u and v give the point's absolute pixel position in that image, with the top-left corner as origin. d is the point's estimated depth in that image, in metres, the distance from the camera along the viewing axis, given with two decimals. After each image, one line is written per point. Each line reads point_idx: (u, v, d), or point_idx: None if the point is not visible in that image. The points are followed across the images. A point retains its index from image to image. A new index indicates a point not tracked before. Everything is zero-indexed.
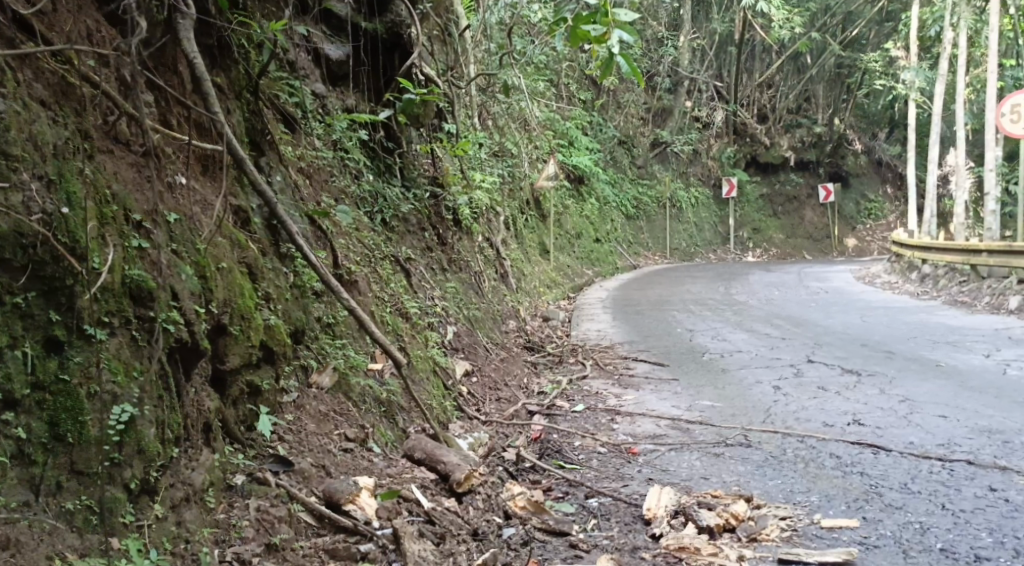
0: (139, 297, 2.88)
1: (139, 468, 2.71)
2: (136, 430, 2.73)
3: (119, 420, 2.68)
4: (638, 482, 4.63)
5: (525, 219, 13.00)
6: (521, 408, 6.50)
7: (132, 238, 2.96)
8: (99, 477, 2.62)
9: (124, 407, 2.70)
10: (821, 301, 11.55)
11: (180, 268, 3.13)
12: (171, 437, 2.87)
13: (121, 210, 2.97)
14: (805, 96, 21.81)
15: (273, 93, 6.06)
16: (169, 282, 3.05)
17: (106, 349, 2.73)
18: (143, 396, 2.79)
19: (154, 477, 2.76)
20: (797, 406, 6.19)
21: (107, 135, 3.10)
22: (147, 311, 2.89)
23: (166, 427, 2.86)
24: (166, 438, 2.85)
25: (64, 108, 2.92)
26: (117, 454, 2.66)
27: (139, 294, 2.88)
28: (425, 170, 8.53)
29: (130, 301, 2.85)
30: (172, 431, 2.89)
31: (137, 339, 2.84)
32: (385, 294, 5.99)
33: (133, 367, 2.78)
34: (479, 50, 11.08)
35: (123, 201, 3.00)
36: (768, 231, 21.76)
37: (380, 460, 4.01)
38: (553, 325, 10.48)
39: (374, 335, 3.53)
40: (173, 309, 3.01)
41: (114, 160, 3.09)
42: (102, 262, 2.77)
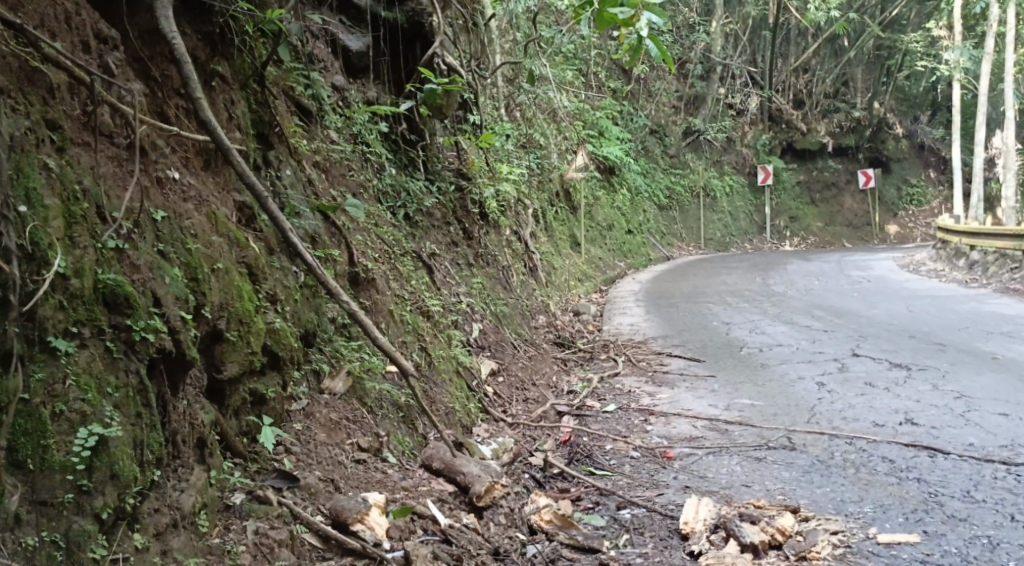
0: (114, 305, 2.66)
1: (113, 496, 2.46)
2: (108, 452, 2.48)
3: (85, 442, 2.43)
4: (674, 491, 4.32)
5: (555, 211, 12.65)
6: (550, 409, 6.22)
7: (106, 238, 2.74)
8: (65, 506, 2.36)
9: (91, 429, 2.45)
10: (864, 290, 11.11)
11: (164, 270, 2.89)
12: (153, 459, 2.64)
13: (93, 208, 2.75)
14: (843, 80, 21.33)
15: (287, 84, 5.83)
16: (150, 287, 2.81)
17: (75, 363, 2.50)
18: (116, 414, 2.54)
19: (131, 503, 2.52)
20: (843, 404, 5.83)
21: (83, 126, 2.88)
22: (123, 319, 2.67)
23: (145, 447, 2.62)
24: (146, 461, 2.61)
25: (29, 96, 2.69)
26: (87, 481, 2.41)
27: (114, 301, 2.66)
28: (450, 162, 8.27)
29: (104, 309, 2.63)
30: (153, 451, 2.65)
31: (112, 351, 2.62)
32: (405, 291, 5.73)
33: (105, 383, 2.55)
34: (505, 40, 10.87)
35: (95, 198, 2.77)
36: (806, 219, 21.08)
37: (396, 471, 3.76)
38: (584, 319, 10.17)
39: (379, 342, 3.20)
40: (154, 316, 2.78)
41: (92, 153, 2.87)
42: (68, 265, 2.56)
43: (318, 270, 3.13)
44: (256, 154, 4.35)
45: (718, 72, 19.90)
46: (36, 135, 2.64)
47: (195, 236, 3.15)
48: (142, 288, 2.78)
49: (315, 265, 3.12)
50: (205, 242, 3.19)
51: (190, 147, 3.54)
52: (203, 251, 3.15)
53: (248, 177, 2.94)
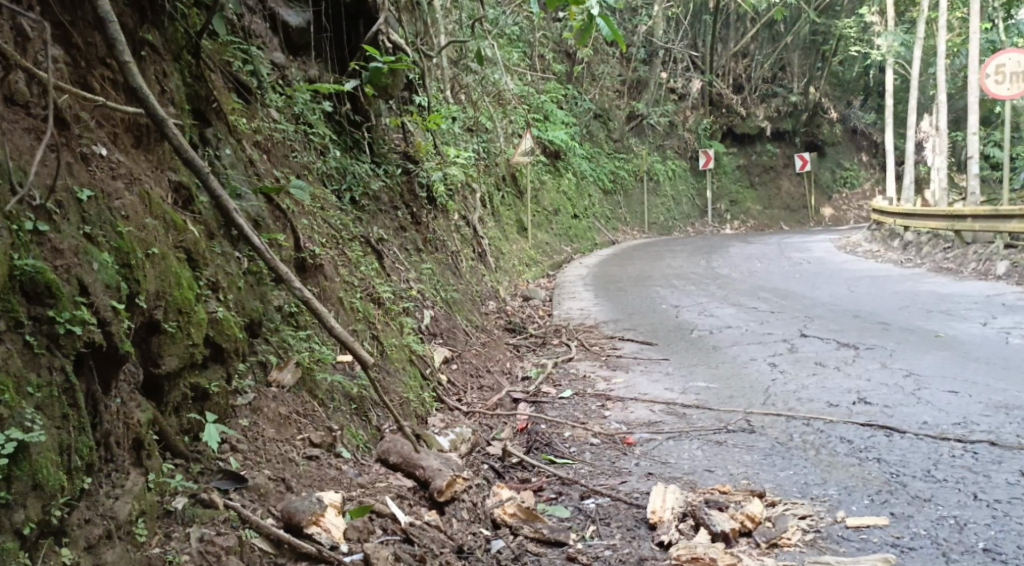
0: (33, 294, 2.41)
1: (36, 509, 2.22)
2: (30, 458, 2.23)
3: (3, 449, 2.17)
4: (636, 478, 4.19)
5: (502, 196, 12.41)
6: (505, 396, 6.06)
7: (22, 220, 2.47)
8: None
9: (10, 434, 2.19)
10: (806, 271, 11.18)
11: (91, 255, 2.62)
12: (82, 465, 2.39)
13: (6, 184, 2.48)
14: (781, 65, 21.49)
15: (223, 61, 5.53)
16: (74, 274, 2.55)
17: None
18: (39, 417, 2.30)
19: (57, 517, 2.28)
20: (797, 385, 5.77)
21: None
22: (44, 310, 2.41)
23: (73, 452, 2.37)
24: (75, 468, 2.37)
25: None
26: (5, 493, 2.16)
27: (33, 290, 2.41)
28: (395, 144, 8.01)
29: (21, 299, 2.38)
30: (82, 456, 2.40)
31: (32, 346, 2.36)
32: (354, 278, 5.49)
33: (24, 381, 2.30)
34: (448, 21, 10.64)
35: (7, 172, 2.49)
36: (746, 202, 21.22)
37: (350, 467, 3.55)
38: (534, 304, 10.03)
39: (335, 330, 2.99)
40: (81, 306, 2.52)
41: (3, 123, 2.59)
42: None
43: (265, 253, 2.89)
44: (190, 132, 4.08)
45: (660, 56, 19.87)
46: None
47: (127, 218, 2.88)
48: (66, 274, 2.52)
49: (263, 249, 2.89)
50: (138, 225, 2.92)
51: (120, 123, 3.27)
52: (136, 234, 2.88)
53: (188, 153, 2.70)
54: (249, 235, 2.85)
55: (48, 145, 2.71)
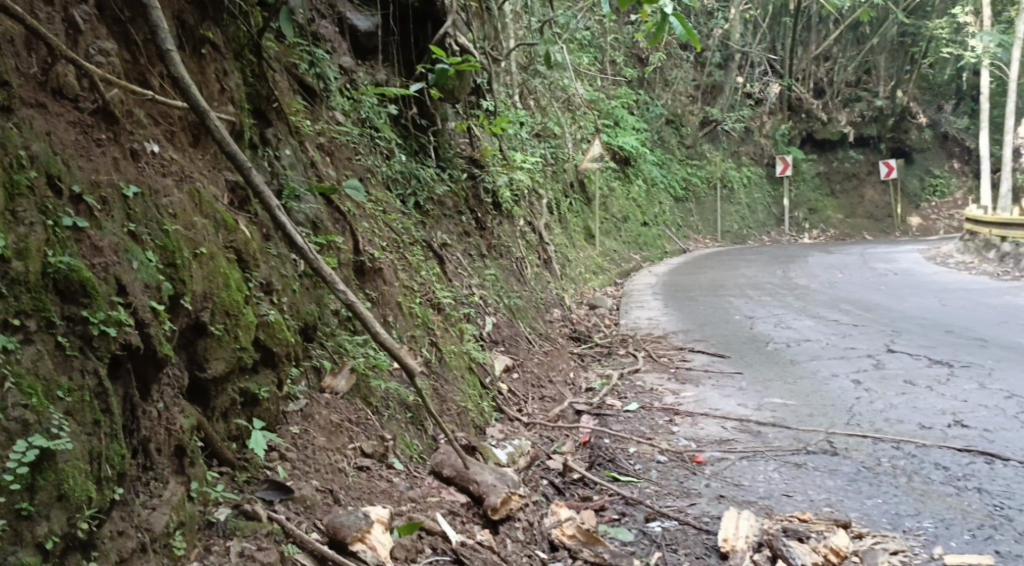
0: (68, 293, 2.32)
1: (61, 521, 2.13)
2: (54, 467, 2.14)
3: (24, 457, 2.08)
4: (706, 500, 3.97)
5: (569, 203, 12.20)
6: (567, 408, 5.87)
7: (60, 215, 2.40)
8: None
9: (33, 441, 2.11)
10: (892, 283, 10.68)
11: (131, 253, 2.55)
12: (113, 474, 2.29)
13: (44, 178, 2.40)
14: (865, 69, 20.76)
15: (289, 62, 5.48)
16: (112, 272, 2.47)
17: (18, 362, 2.17)
18: (67, 422, 2.21)
19: (85, 529, 2.18)
20: (884, 405, 5.44)
21: (39, 87, 2.55)
22: (79, 310, 2.33)
23: (103, 460, 2.27)
24: (104, 477, 2.26)
25: None
26: (28, 504, 2.08)
27: (67, 288, 2.32)
28: (462, 149, 7.90)
29: (56, 299, 2.30)
30: (112, 465, 2.30)
31: (66, 348, 2.28)
32: (413, 283, 5.37)
33: (54, 385, 2.22)
34: (518, 25, 10.53)
35: (45, 165, 2.42)
36: (826, 211, 20.40)
37: (401, 480, 3.39)
38: (600, 313, 9.80)
39: (381, 337, 2.89)
40: (118, 306, 2.44)
41: (47, 116, 2.53)
42: (9, 246, 2.23)
43: (308, 253, 2.81)
44: (250, 131, 4.02)
45: (736, 60, 19.44)
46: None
47: (174, 216, 2.81)
48: (104, 273, 2.44)
49: (306, 249, 2.81)
50: (186, 223, 2.85)
51: (178, 121, 3.22)
52: (183, 233, 2.81)
53: (231, 148, 2.61)
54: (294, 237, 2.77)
55: (95, 139, 2.65)
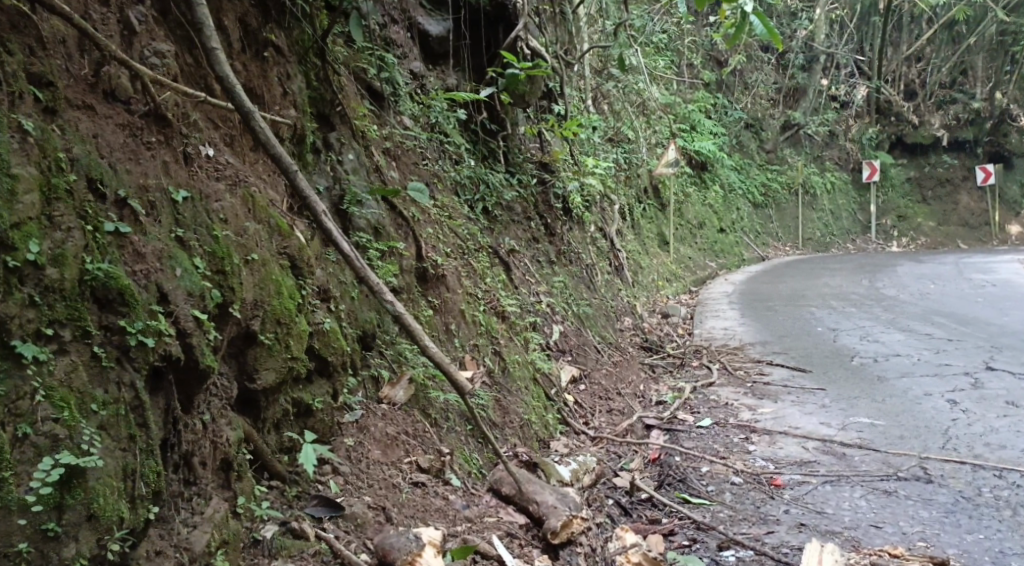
0: (106, 301, 2.34)
1: (90, 540, 2.16)
2: (84, 485, 2.17)
3: (48, 476, 2.11)
4: (786, 529, 3.89)
5: (643, 208, 11.93)
6: (636, 422, 5.69)
7: (101, 221, 2.41)
8: (24, 557, 2.05)
9: (58, 459, 2.14)
10: (989, 296, 10.11)
11: (175, 261, 2.56)
12: (148, 493, 2.32)
13: (85, 181, 2.42)
14: (961, 69, 19.77)
15: (357, 66, 5.42)
16: (154, 280, 2.48)
17: (51, 374, 2.19)
18: (99, 438, 2.23)
19: (114, 550, 2.20)
20: (983, 428, 5.15)
21: (90, 89, 2.57)
22: (116, 319, 2.34)
23: (138, 478, 2.30)
24: (138, 496, 2.29)
25: (11, 44, 2.37)
26: (56, 523, 2.11)
27: (105, 297, 2.34)
28: (532, 154, 7.75)
29: (94, 307, 2.32)
30: (147, 482, 2.33)
31: (102, 359, 2.30)
32: (478, 290, 5.26)
33: (89, 398, 2.24)
34: (593, 27, 10.33)
35: (85, 168, 2.43)
36: (916, 218, 19.49)
37: (458, 498, 3.27)
38: (673, 322, 9.56)
39: (428, 350, 2.76)
40: (158, 316, 2.45)
41: (94, 119, 2.55)
42: (44, 252, 2.25)
43: (354, 261, 2.69)
44: (312, 136, 3.98)
45: (820, 62, 18.78)
46: (12, 89, 2.32)
47: (225, 221, 2.80)
48: (145, 281, 2.46)
49: (352, 255, 2.68)
50: (237, 229, 2.84)
51: (238, 125, 3.15)
52: (234, 239, 2.80)
53: (277, 151, 2.57)
54: (340, 244, 2.67)
55: (145, 142, 2.66)
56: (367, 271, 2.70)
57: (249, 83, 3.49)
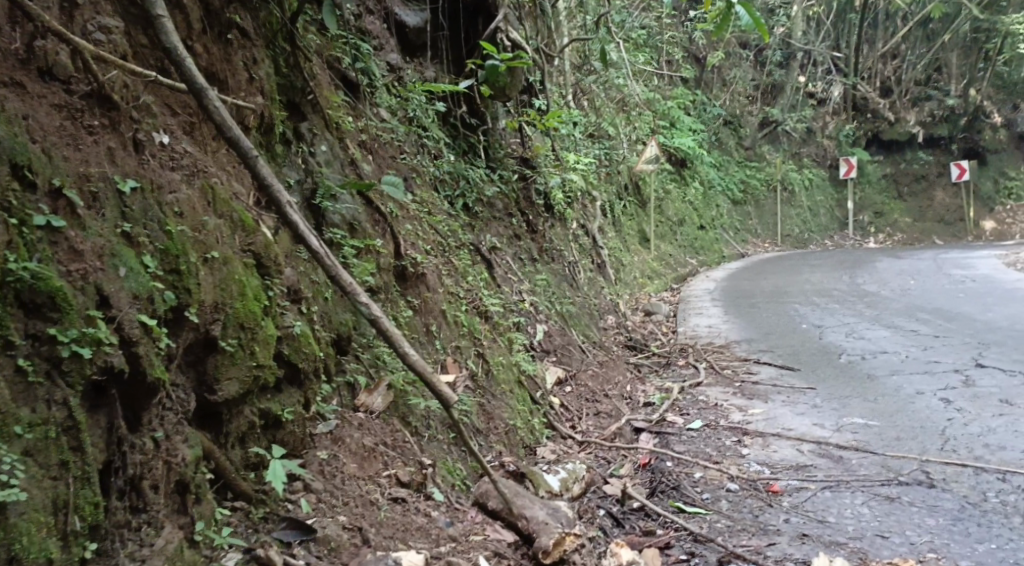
0: (32, 306, 2.12)
1: None
2: (6, 522, 1.94)
3: None
4: (788, 540, 3.71)
5: (623, 205, 11.73)
6: (625, 425, 5.47)
7: (29, 214, 2.19)
8: None
9: None
10: (970, 291, 9.98)
11: (118, 259, 2.34)
12: (84, 529, 2.10)
13: (11, 167, 2.19)
14: (935, 66, 19.70)
15: (331, 55, 5.16)
16: (92, 280, 2.26)
17: None
18: (22, 466, 2.00)
19: None
20: (980, 429, 4.97)
21: (20, 65, 2.35)
22: (46, 326, 2.12)
23: (71, 511, 2.08)
24: (72, 533, 2.07)
25: None
26: None
27: (32, 301, 2.12)
28: (513, 149, 7.51)
29: (20, 312, 2.09)
30: (83, 517, 2.10)
31: (27, 375, 2.07)
32: (460, 289, 5.02)
33: (12, 420, 2.01)
34: (572, 23, 10.13)
35: (9, 152, 2.20)
36: (893, 214, 19.37)
37: (441, 515, 3.03)
38: (656, 320, 9.38)
39: (406, 354, 2.55)
40: (96, 323, 2.22)
41: (25, 98, 2.33)
42: None
43: (323, 256, 2.48)
44: (281, 126, 3.72)
45: (797, 59, 18.65)
46: None
47: (180, 215, 2.58)
48: (81, 282, 2.23)
49: (321, 250, 2.47)
50: (194, 224, 2.61)
51: (198, 110, 2.90)
52: (191, 235, 2.58)
53: (235, 134, 2.35)
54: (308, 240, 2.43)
55: (85, 126, 2.44)
56: (338, 268, 2.49)
57: (211, 67, 3.22)
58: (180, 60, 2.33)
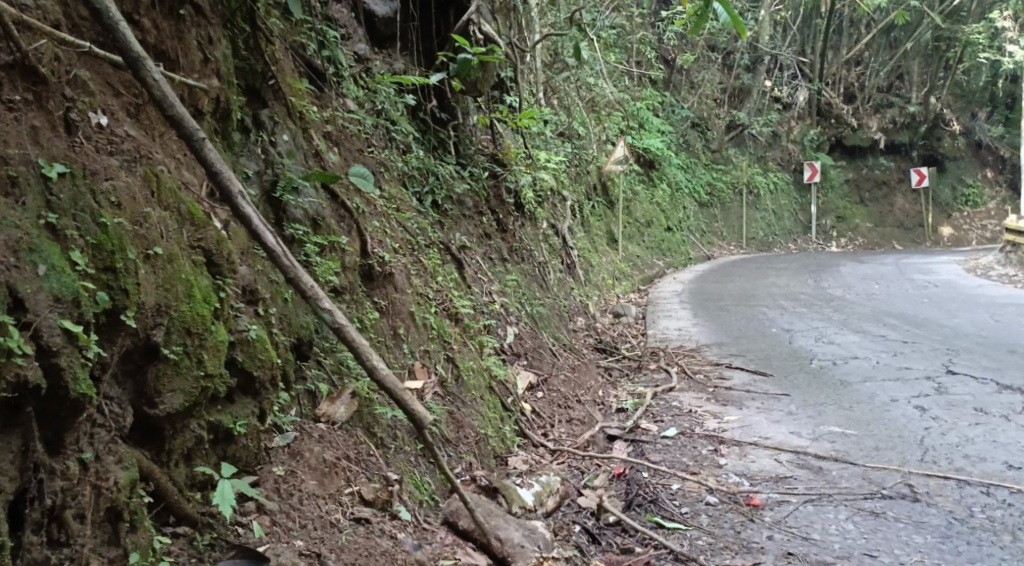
0: None
1: None
2: None
3: None
4: (772, 560, 3.53)
5: (592, 206, 11.53)
6: (598, 432, 5.28)
7: None
8: None
9: None
10: (935, 296, 9.97)
11: (39, 255, 2.09)
12: None
13: None
14: (897, 74, 19.85)
15: (295, 40, 4.90)
16: (5, 281, 2.01)
17: None
18: None
19: None
20: (959, 438, 4.84)
21: None
22: None
23: None
24: None
25: None
26: None
27: None
28: (484, 145, 7.29)
29: None
30: None
31: None
32: (428, 289, 4.79)
33: None
34: (543, 21, 9.97)
35: None
36: (854, 219, 19.45)
37: (408, 536, 2.81)
38: (626, 322, 9.20)
39: (373, 366, 2.32)
40: (9, 331, 1.97)
41: None
42: None
43: (281, 256, 2.23)
44: (239, 112, 3.46)
45: (765, 63, 18.64)
46: None
47: (117, 206, 2.33)
48: None
49: (278, 249, 2.22)
50: (134, 216, 2.37)
51: (142, 90, 2.65)
52: (131, 229, 2.34)
53: (177, 113, 2.10)
54: (260, 235, 2.19)
55: (5, 102, 2.18)
56: (297, 268, 2.25)
57: (160, 45, 2.95)
58: (111, 24, 2.07)
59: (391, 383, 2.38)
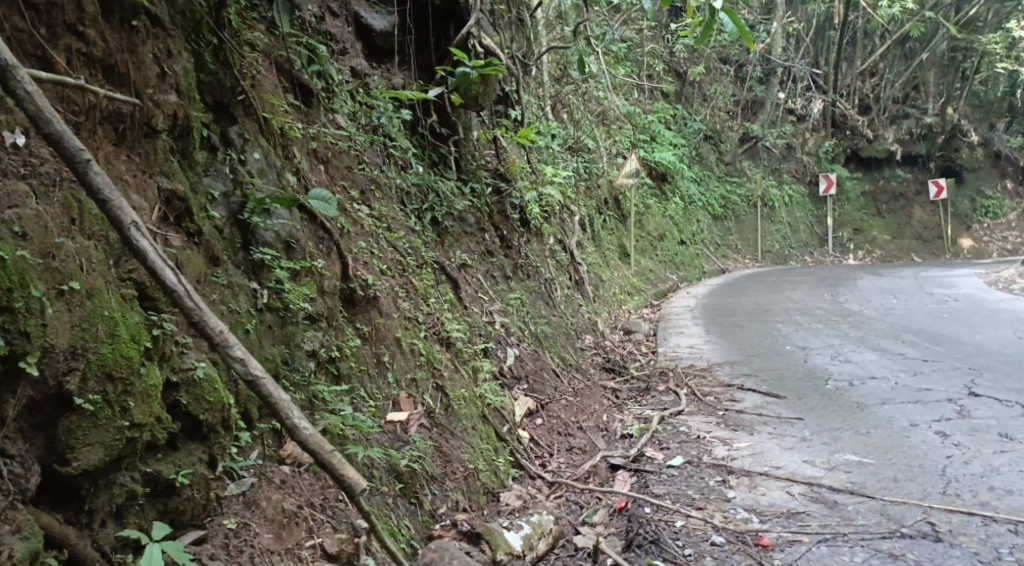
0: None
1: None
2: None
3: None
4: None
5: (603, 220, 11.25)
6: (600, 462, 4.99)
7: None
8: None
9: None
10: (956, 311, 9.61)
11: None
12: None
13: None
14: (914, 84, 19.44)
15: (280, 54, 4.68)
16: None
17: None
18: None
19: None
20: (985, 469, 4.51)
21: None
22: None
23: None
24: None
25: None
26: None
27: None
28: (486, 160, 7.04)
29: None
30: None
31: None
32: (418, 312, 4.54)
33: None
34: (549, 34, 9.74)
35: None
36: (872, 231, 19.00)
37: None
38: (636, 339, 8.92)
39: (291, 424, 2.08)
40: None
41: None
42: None
43: (182, 295, 2.06)
44: (203, 129, 3.24)
45: (778, 74, 18.34)
46: None
47: (22, 236, 2.21)
48: None
49: (178, 287, 2.06)
50: (44, 247, 2.24)
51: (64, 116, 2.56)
52: (39, 263, 2.21)
53: (59, 133, 2.03)
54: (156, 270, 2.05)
55: None
56: (202, 313, 2.06)
57: (106, 59, 2.76)
58: None
59: (317, 444, 2.12)
